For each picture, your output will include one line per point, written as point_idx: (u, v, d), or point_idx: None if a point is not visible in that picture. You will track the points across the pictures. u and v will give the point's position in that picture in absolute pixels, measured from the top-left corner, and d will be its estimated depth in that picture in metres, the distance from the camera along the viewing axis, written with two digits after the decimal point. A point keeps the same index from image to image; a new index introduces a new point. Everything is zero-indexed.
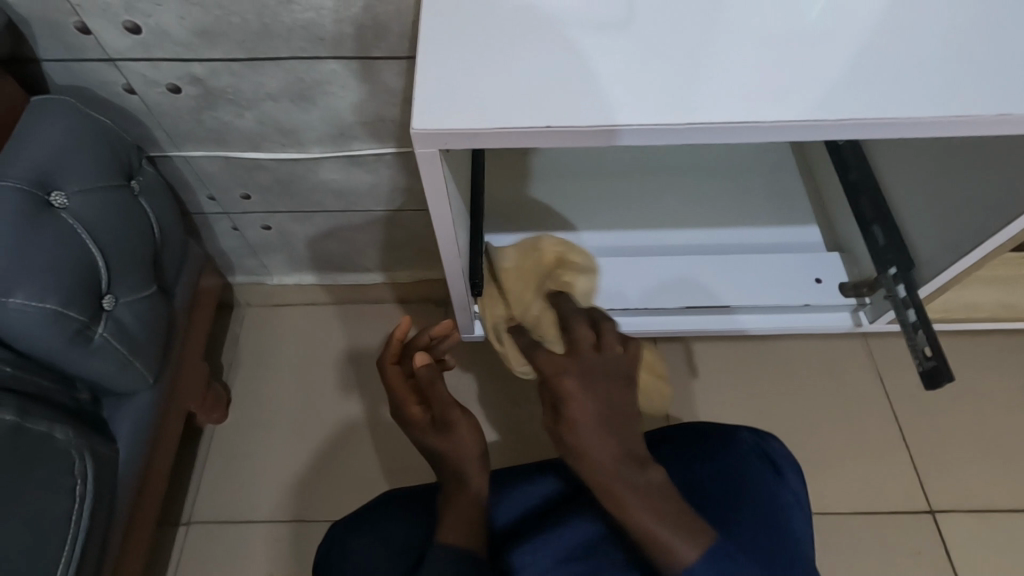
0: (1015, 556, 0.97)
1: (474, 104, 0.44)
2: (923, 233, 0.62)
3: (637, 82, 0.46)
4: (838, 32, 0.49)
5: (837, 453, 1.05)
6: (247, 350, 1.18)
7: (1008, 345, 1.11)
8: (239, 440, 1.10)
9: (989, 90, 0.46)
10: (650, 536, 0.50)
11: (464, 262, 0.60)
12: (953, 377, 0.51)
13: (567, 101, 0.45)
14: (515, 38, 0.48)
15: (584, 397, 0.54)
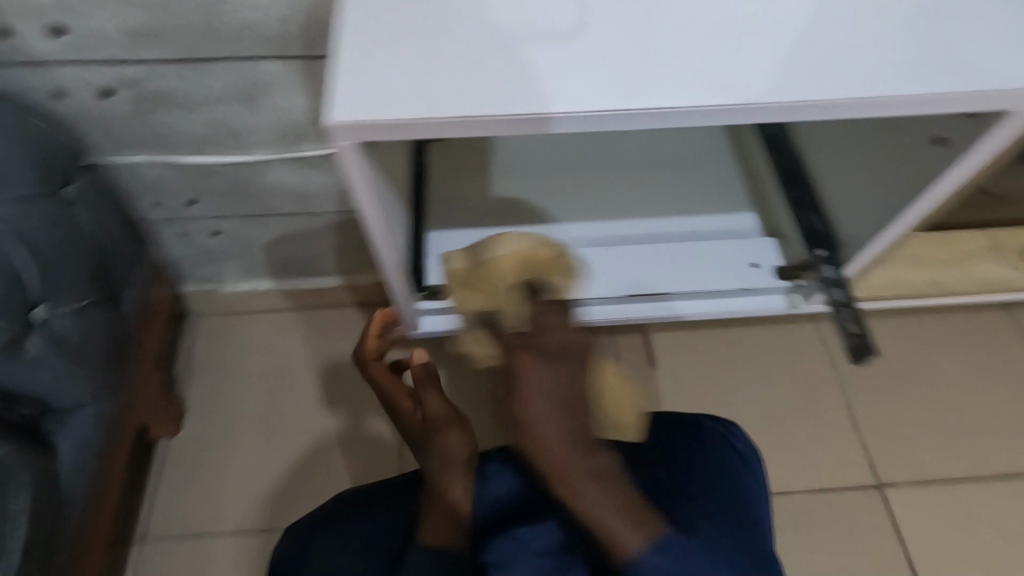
0: (958, 524, 1.02)
1: (403, 99, 0.44)
2: (850, 216, 0.64)
3: (570, 75, 0.47)
4: (769, 20, 0.49)
5: (791, 434, 1.08)
6: (202, 360, 1.15)
7: (949, 325, 1.17)
8: (197, 452, 1.08)
9: (919, 69, 0.47)
10: (599, 522, 0.53)
11: (403, 258, 0.59)
12: (877, 351, 0.54)
13: (499, 95, 0.45)
14: (449, 34, 0.48)
15: (543, 378, 0.59)
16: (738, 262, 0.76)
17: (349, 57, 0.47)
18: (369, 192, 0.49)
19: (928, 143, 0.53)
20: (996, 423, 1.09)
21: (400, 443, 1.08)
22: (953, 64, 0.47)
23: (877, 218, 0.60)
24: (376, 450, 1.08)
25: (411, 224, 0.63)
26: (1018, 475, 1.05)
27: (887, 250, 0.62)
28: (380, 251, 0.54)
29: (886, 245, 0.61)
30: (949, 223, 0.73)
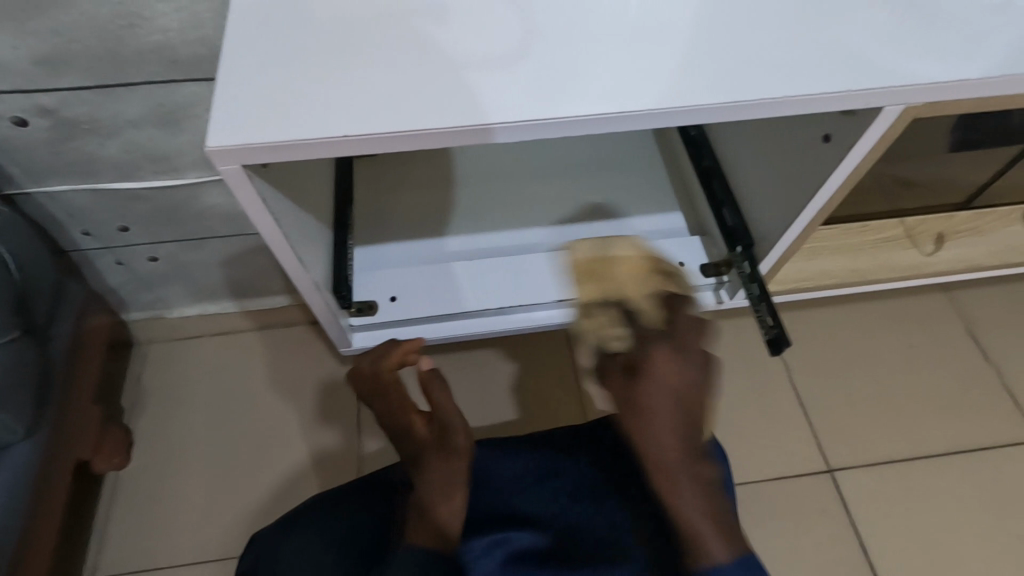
0: (906, 502, 1.05)
1: (292, 120, 0.44)
2: (759, 212, 0.66)
3: (475, 89, 0.47)
4: (673, 27, 0.51)
5: (744, 426, 1.10)
6: (150, 389, 1.12)
7: (889, 309, 1.21)
8: (146, 484, 1.05)
9: (804, 69, 0.49)
10: (693, 528, 0.53)
11: (320, 275, 0.57)
12: (791, 338, 0.56)
13: (396, 108, 0.45)
14: (343, 51, 0.48)
15: (676, 372, 0.56)
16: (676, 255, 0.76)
17: (223, 81, 0.45)
18: (263, 213, 0.47)
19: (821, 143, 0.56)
20: (938, 401, 1.13)
21: (357, 461, 1.07)
22: (835, 64, 0.49)
23: (782, 214, 0.62)
24: (333, 469, 1.06)
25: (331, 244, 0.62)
26: (960, 450, 1.09)
27: (795, 244, 0.64)
28: (295, 273, 0.53)
29: (792, 239, 0.63)
30: (868, 213, 0.76)
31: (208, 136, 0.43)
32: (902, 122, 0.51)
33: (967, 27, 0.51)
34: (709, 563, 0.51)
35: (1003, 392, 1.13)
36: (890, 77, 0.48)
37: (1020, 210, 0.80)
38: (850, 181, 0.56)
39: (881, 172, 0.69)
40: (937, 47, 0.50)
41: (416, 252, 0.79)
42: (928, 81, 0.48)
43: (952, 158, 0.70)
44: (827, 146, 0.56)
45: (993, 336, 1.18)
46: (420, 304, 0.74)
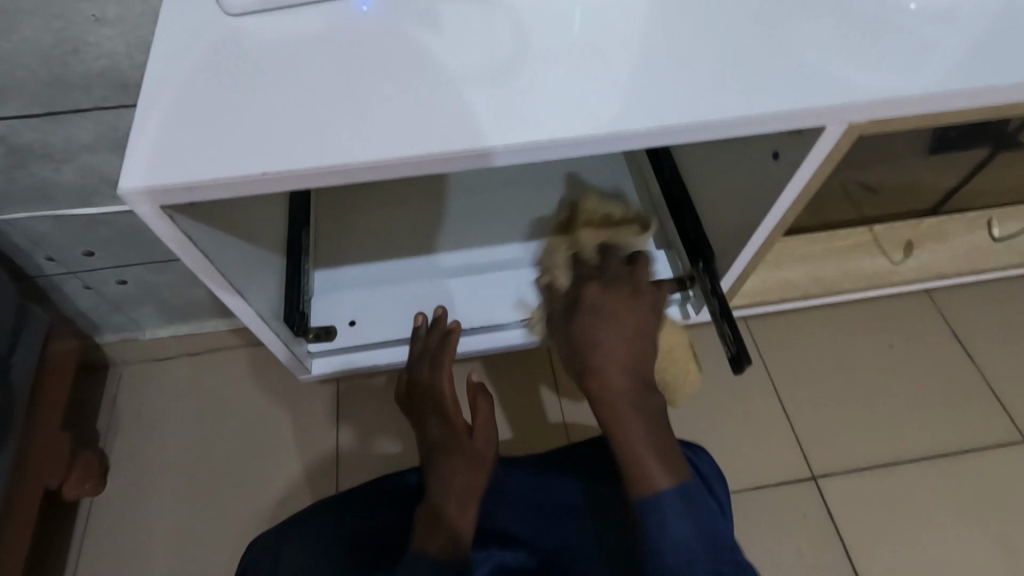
0: (890, 507, 1.04)
1: (219, 156, 0.43)
2: (722, 226, 0.66)
3: (417, 114, 0.46)
4: (625, 47, 0.50)
5: (727, 433, 1.09)
6: (126, 411, 1.11)
7: (871, 311, 1.20)
8: (123, 508, 1.04)
9: (750, 85, 0.48)
10: (635, 453, 0.59)
11: (268, 309, 0.56)
12: (752, 359, 0.55)
13: (331, 138, 0.44)
14: (280, 80, 0.47)
15: (622, 308, 0.66)
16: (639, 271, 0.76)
17: (144, 119, 0.44)
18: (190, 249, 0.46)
19: (771, 160, 0.56)
20: (921, 404, 1.12)
21: (336, 480, 1.05)
22: (782, 81, 0.48)
23: (743, 229, 0.62)
24: (310, 489, 1.05)
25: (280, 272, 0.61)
26: (944, 453, 1.08)
27: (757, 255, 0.64)
28: (237, 308, 0.52)
29: (753, 251, 0.63)
30: (835, 220, 0.76)
31: (124, 176, 0.41)
32: (852, 136, 0.50)
33: (916, 38, 0.50)
34: (653, 486, 0.57)
35: (987, 393, 1.12)
36: (836, 92, 0.47)
37: (991, 214, 0.79)
38: (804, 195, 0.56)
39: (846, 179, 0.69)
40: (884, 60, 0.49)
41: (378, 272, 0.78)
42: (875, 94, 0.47)
43: (919, 164, 0.70)
44: (778, 162, 0.55)
45: (977, 337, 1.17)
46: (378, 329, 0.74)
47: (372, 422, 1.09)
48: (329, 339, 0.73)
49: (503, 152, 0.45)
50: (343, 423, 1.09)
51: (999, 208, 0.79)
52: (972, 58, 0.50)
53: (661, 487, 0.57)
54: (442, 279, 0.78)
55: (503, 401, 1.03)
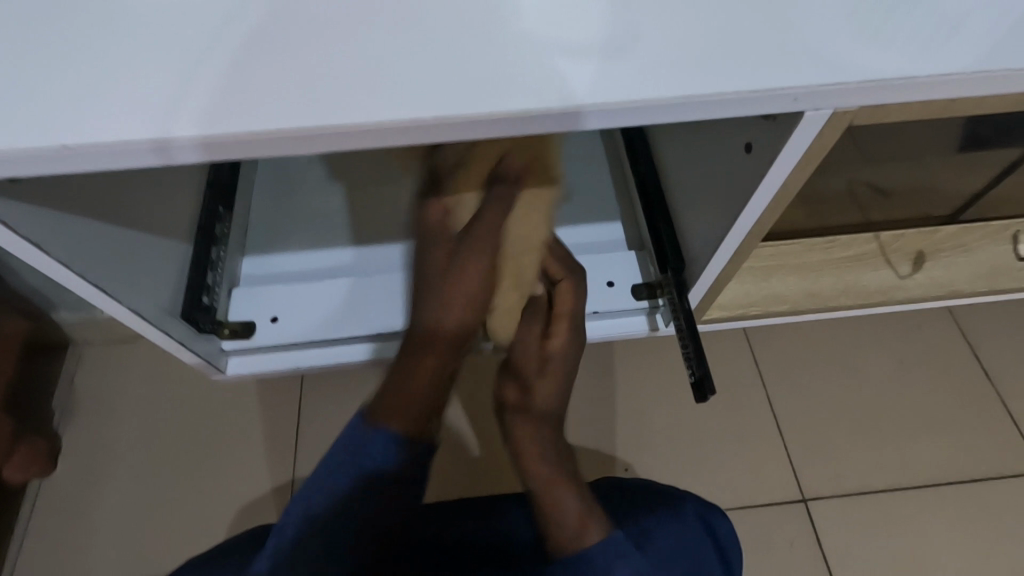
0: (885, 535, 0.95)
1: (61, 121, 0.40)
2: (691, 226, 0.61)
3: (330, 92, 0.41)
4: (584, 17, 0.43)
5: (713, 447, 1.01)
6: (83, 391, 1.07)
7: (881, 324, 1.10)
8: (72, 491, 1.00)
9: (710, 64, 0.41)
10: (566, 500, 0.58)
11: (145, 304, 0.59)
12: (713, 395, 0.50)
13: (183, 118, 0.41)
14: (157, 50, 0.43)
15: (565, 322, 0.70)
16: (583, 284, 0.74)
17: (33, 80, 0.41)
18: (17, 242, 0.45)
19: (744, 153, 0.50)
20: (930, 425, 1.02)
21: (293, 473, 1.01)
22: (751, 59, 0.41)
23: (710, 230, 0.57)
24: (267, 482, 1.00)
25: (182, 272, 0.67)
26: (951, 480, 0.99)
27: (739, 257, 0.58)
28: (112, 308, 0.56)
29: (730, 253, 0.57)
30: (837, 223, 0.68)
31: (174, 125, 0.40)
32: (841, 124, 0.44)
33: (938, 9, 0.43)
34: (580, 540, 0.55)
35: (1004, 420, 1.02)
36: (827, 71, 0.40)
37: (1019, 226, 0.69)
38: (782, 197, 0.50)
39: (851, 175, 0.60)
40: (892, 33, 0.42)
41: (309, 268, 0.79)
42: (872, 75, 0.40)
43: (938, 163, 0.60)
44: (751, 155, 0.49)
45: (997, 356, 1.07)
46: (302, 328, 0.75)
47: (335, 417, 1.04)
48: (247, 336, 0.74)
49: (593, 116, 0.42)
50: (306, 415, 1.04)
51: None
52: (997, 37, 0.42)
53: (592, 539, 0.54)
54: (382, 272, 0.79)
55: (471, 403, 0.96)
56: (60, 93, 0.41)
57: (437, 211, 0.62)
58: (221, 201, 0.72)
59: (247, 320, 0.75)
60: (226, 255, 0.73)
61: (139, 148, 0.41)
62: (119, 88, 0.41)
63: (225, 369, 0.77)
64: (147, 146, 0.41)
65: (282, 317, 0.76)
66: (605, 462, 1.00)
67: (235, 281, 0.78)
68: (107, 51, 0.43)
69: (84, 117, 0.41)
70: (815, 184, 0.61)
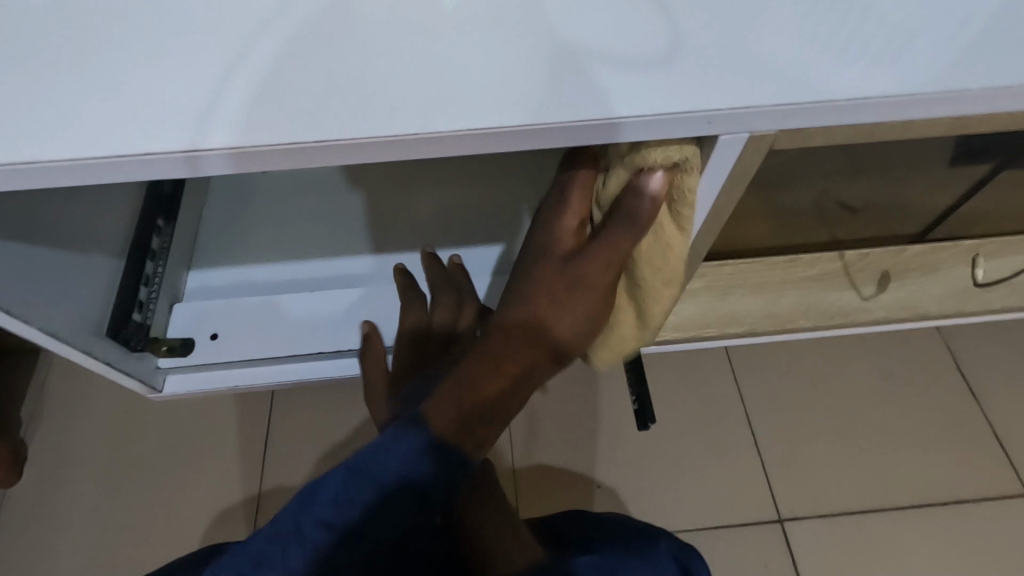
0: (863, 557, 0.93)
1: (24, 136, 0.40)
2: None
3: (258, 111, 0.41)
4: (523, 33, 0.43)
5: (690, 465, 0.99)
6: (52, 396, 1.06)
7: (866, 341, 1.08)
8: (37, 497, 0.99)
9: (658, 83, 0.41)
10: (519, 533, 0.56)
11: (69, 325, 0.58)
12: (655, 419, 0.59)
13: (115, 131, 0.40)
14: (90, 64, 0.42)
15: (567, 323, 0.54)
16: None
17: None
18: None
19: None
20: (912, 443, 1.00)
21: (261, 485, 0.99)
22: (717, 78, 0.41)
23: None
24: (233, 492, 0.99)
25: (116, 289, 0.66)
26: (932, 500, 0.96)
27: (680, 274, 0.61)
28: (31, 331, 0.54)
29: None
30: (802, 241, 0.66)
31: (211, 134, 0.40)
32: (761, 149, 0.44)
33: (889, 24, 0.42)
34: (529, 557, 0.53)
35: (989, 441, 1.00)
36: (747, 92, 0.40)
37: (983, 249, 0.67)
38: (719, 214, 0.52)
39: (812, 193, 0.59)
40: (842, 45, 0.41)
41: (256, 282, 0.77)
42: (797, 95, 0.40)
43: (903, 181, 0.58)
44: None
45: (982, 373, 1.05)
46: (241, 345, 0.74)
47: (307, 428, 1.02)
48: (184, 355, 0.73)
49: (628, 125, 0.41)
50: (277, 426, 1.02)
51: (1001, 238, 0.67)
52: (945, 53, 0.41)
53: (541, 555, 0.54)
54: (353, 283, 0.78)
55: None
56: (23, 106, 0.41)
57: (574, 214, 0.54)
58: (160, 212, 0.73)
59: (186, 338, 0.73)
60: (165, 270, 0.73)
61: (170, 159, 0.41)
62: (125, 98, 0.41)
63: (160, 388, 0.74)
64: (177, 157, 0.40)
65: (222, 334, 0.74)
66: (577, 479, 0.98)
67: (180, 294, 0.77)
68: (69, 64, 0.42)
69: (92, 125, 0.40)
70: (777, 204, 0.60)
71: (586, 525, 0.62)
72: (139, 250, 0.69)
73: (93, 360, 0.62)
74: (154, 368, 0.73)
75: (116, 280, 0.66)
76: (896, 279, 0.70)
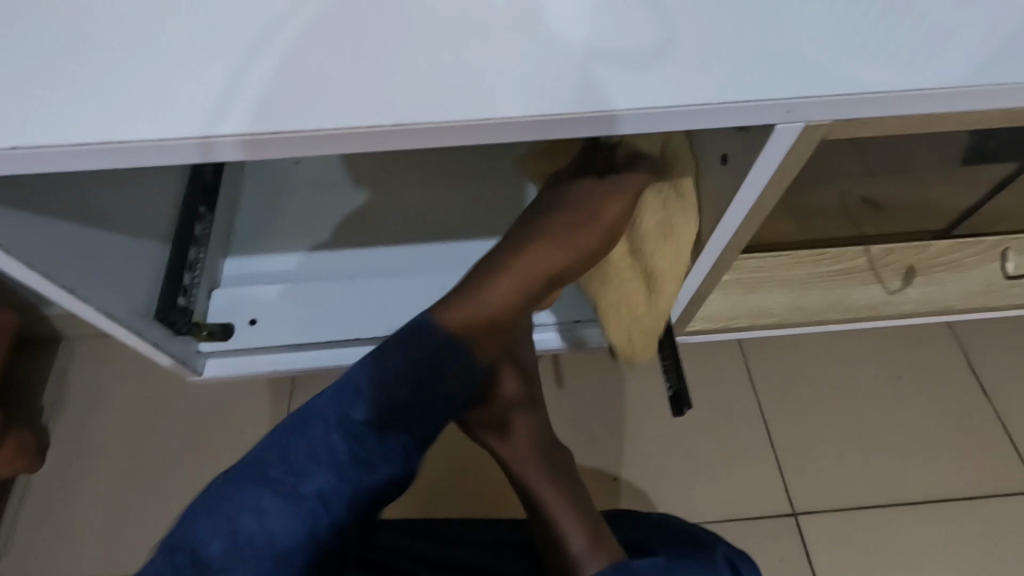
0: (877, 553, 0.94)
1: (72, 124, 0.41)
2: None
3: (313, 103, 0.42)
4: (566, 29, 0.44)
5: (706, 458, 1.00)
6: (72, 385, 1.07)
7: (879, 338, 1.09)
8: (59, 482, 1.00)
9: (704, 75, 0.42)
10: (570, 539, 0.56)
11: (117, 306, 0.59)
12: (691, 406, 0.60)
13: (153, 118, 0.41)
14: (141, 56, 0.43)
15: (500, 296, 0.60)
16: (573, 292, 0.81)
17: (19, 79, 0.42)
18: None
19: (720, 164, 0.54)
20: (925, 440, 1.01)
21: None
22: (760, 68, 0.42)
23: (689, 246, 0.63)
24: None
25: (159, 274, 0.67)
26: (946, 496, 0.97)
27: (720, 261, 0.63)
28: (83, 311, 0.55)
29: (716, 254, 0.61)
30: (827, 236, 0.68)
31: (220, 126, 0.41)
32: (813, 138, 0.45)
33: (922, 25, 0.43)
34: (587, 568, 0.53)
35: (1001, 437, 1.01)
36: (803, 82, 0.41)
37: (1010, 243, 0.69)
38: (758, 207, 0.53)
39: (840, 189, 0.60)
40: (877, 49, 0.42)
41: (284, 270, 0.79)
42: (844, 87, 0.41)
43: (932, 176, 0.59)
44: (728, 167, 0.53)
45: (996, 370, 1.06)
46: (283, 330, 0.77)
47: None
48: (224, 339, 0.75)
49: (625, 119, 0.42)
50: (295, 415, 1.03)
51: (1022, 236, 0.69)
52: (980, 53, 0.42)
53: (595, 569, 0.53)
54: (377, 273, 0.79)
55: None
56: (64, 90, 0.42)
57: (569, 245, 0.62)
58: (203, 200, 0.73)
59: (226, 323, 0.75)
60: (205, 256, 0.74)
61: (184, 144, 0.42)
62: (167, 87, 0.42)
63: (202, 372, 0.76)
64: (191, 143, 0.42)
65: (261, 320, 0.76)
66: (595, 471, 0.99)
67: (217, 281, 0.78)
68: (105, 53, 0.43)
69: (135, 114, 0.42)
70: (807, 199, 0.61)
71: (630, 531, 0.62)
72: (180, 236, 0.70)
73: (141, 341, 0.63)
74: (194, 352, 0.75)
75: (160, 265, 0.68)
76: (918, 275, 0.71)
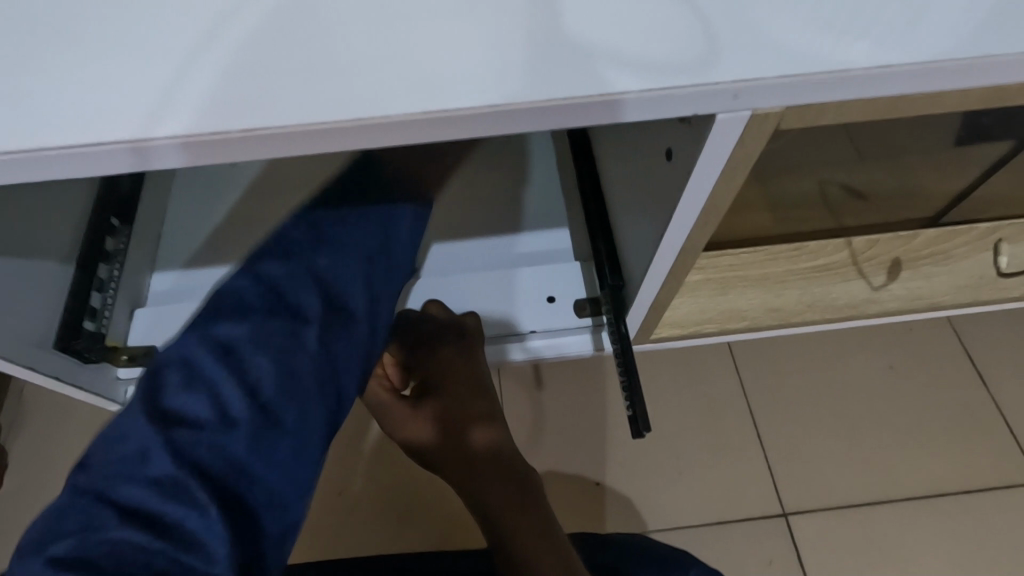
0: (869, 554, 0.90)
1: None
2: (630, 238, 0.62)
3: (232, 101, 0.36)
4: (501, 11, 0.38)
5: (692, 460, 0.96)
6: (31, 400, 1.02)
7: (872, 330, 1.04)
8: (19, 503, 0.96)
9: (645, 59, 0.37)
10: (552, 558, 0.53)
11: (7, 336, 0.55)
12: (651, 428, 0.55)
13: (77, 118, 0.36)
14: (42, 47, 0.38)
15: None
16: (536, 300, 0.76)
17: None
18: None
19: (667, 160, 0.49)
20: (919, 435, 0.97)
21: None
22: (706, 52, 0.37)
23: (642, 251, 0.58)
24: None
25: (60, 298, 0.63)
26: (939, 493, 0.93)
27: (676, 266, 0.56)
28: None
29: (666, 262, 0.56)
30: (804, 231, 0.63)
31: (158, 125, 0.36)
32: (765, 128, 0.40)
33: None
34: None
35: (999, 430, 0.97)
36: (754, 65, 0.36)
37: (1005, 232, 0.64)
38: (719, 204, 0.48)
39: (811, 179, 0.55)
40: (842, 26, 0.37)
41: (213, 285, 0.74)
42: (802, 71, 0.36)
43: (912, 160, 0.54)
44: (674, 162, 0.48)
45: (994, 360, 1.01)
46: None
47: None
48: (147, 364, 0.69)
49: (628, 102, 0.37)
50: None
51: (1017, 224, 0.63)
52: (962, 26, 0.37)
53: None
54: None
55: None
56: None
57: None
58: (114, 212, 0.71)
59: (148, 346, 0.70)
60: (121, 274, 0.70)
61: (115, 148, 0.36)
62: (86, 83, 0.37)
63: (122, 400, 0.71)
64: (125, 147, 0.36)
65: None
66: (575, 478, 0.95)
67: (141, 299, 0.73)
68: None
69: (35, 112, 0.36)
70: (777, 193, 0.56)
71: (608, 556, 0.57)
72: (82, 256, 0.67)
73: (34, 372, 0.59)
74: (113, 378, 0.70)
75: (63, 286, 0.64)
76: (906, 268, 0.66)
